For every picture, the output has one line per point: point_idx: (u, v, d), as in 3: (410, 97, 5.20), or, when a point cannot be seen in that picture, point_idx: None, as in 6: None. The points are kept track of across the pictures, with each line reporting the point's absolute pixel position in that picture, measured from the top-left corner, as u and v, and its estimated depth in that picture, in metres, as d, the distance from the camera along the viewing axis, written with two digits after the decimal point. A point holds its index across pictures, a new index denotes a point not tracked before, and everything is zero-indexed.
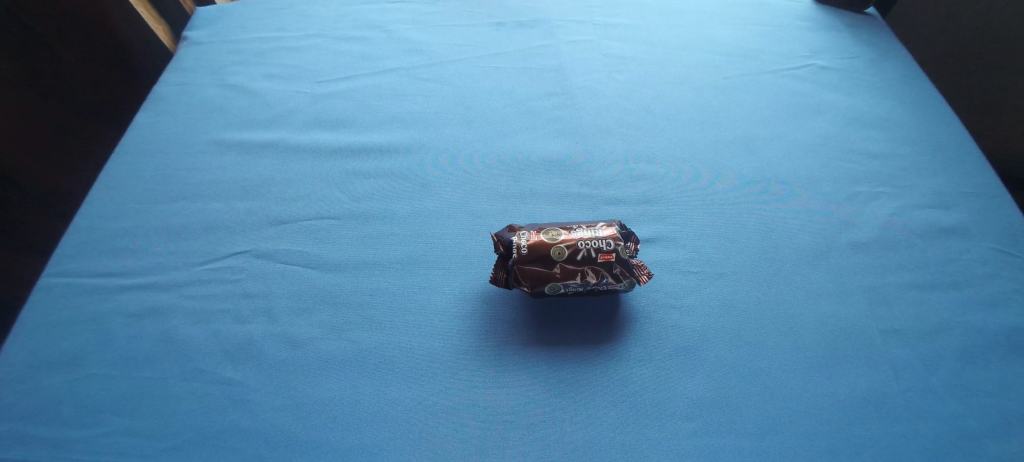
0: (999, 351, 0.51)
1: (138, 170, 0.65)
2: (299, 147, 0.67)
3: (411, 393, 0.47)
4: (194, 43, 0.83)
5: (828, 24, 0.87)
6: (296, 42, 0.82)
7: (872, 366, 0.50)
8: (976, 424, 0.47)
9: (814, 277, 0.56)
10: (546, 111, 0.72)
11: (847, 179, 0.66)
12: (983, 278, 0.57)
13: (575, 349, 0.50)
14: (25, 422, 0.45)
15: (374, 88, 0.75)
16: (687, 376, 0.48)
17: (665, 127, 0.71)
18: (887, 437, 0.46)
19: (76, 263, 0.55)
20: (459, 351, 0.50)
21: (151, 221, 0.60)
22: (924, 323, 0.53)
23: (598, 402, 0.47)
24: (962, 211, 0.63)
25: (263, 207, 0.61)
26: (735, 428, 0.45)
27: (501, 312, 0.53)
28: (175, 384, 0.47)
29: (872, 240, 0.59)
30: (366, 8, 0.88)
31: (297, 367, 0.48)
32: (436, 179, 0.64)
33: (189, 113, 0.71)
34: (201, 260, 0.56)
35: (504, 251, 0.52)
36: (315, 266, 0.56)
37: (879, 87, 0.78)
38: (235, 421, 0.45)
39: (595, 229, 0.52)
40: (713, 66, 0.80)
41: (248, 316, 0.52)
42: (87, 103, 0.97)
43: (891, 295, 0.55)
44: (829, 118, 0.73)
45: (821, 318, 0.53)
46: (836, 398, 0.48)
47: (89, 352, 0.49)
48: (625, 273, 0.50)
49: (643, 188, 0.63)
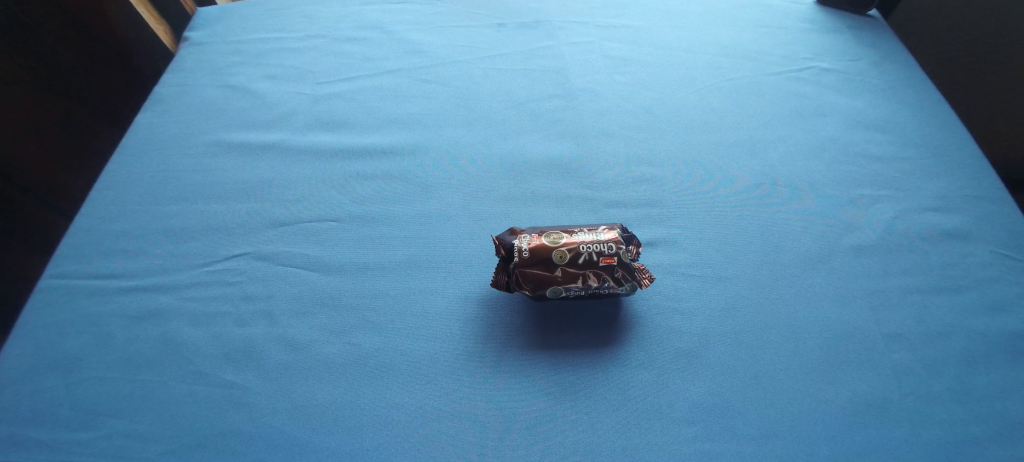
0: (1004, 355, 0.51)
1: (138, 172, 0.64)
2: (300, 148, 0.67)
3: (412, 397, 0.47)
4: (194, 43, 0.83)
5: (831, 27, 0.87)
6: (296, 43, 0.82)
7: (874, 371, 0.50)
8: (978, 428, 0.47)
9: (817, 281, 0.56)
10: (547, 113, 0.72)
11: (850, 181, 0.65)
12: (986, 282, 0.57)
13: (574, 352, 0.50)
14: (25, 425, 0.45)
15: (375, 89, 0.75)
16: (688, 380, 0.48)
17: (667, 129, 0.71)
18: (890, 442, 0.46)
19: (75, 265, 0.55)
20: (459, 355, 0.50)
21: (152, 222, 0.60)
22: (928, 327, 0.53)
23: (599, 406, 0.47)
24: (964, 215, 0.62)
25: (263, 208, 0.61)
26: (737, 432, 0.45)
27: (502, 316, 0.52)
28: (175, 386, 0.47)
29: (874, 244, 0.59)
30: (367, 9, 0.88)
31: (298, 370, 0.48)
32: (436, 180, 0.64)
33: (189, 114, 0.71)
34: (201, 262, 0.56)
35: (504, 254, 0.52)
36: (316, 268, 0.56)
37: (882, 90, 0.78)
38: (234, 424, 0.45)
39: (596, 232, 0.52)
40: (715, 67, 0.80)
41: (249, 319, 0.52)
42: (88, 104, 0.96)
43: (893, 300, 0.55)
44: (832, 121, 0.73)
45: (823, 322, 0.53)
46: (838, 403, 0.47)
47: (90, 354, 0.49)
48: (625, 277, 0.50)
49: (645, 190, 0.63)
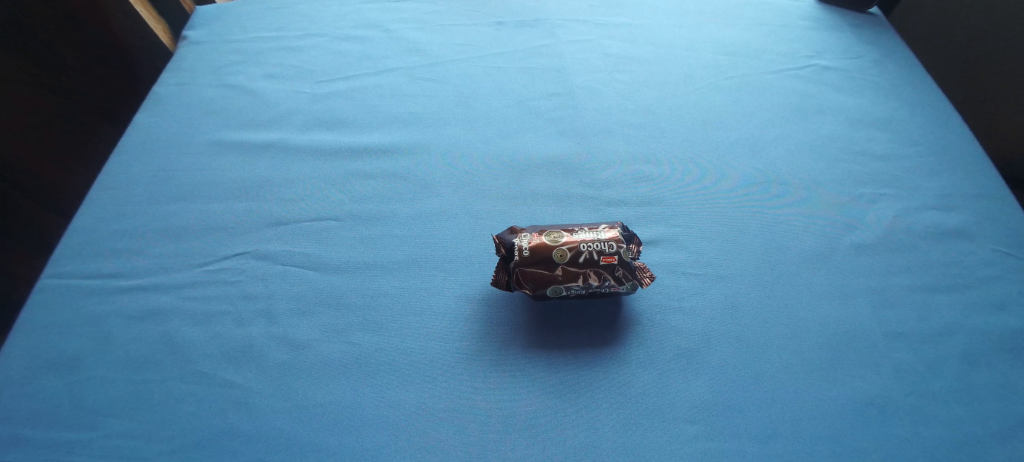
0: (1005, 354, 0.51)
1: (138, 171, 0.64)
2: (299, 147, 0.67)
3: (411, 396, 0.47)
4: (193, 42, 0.83)
5: (832, 24, 0.87)
6: (295, 42, 0.82)
7: (876, 369, 0.49)
8: (979, 428, 0.47)
9: (818, 280, 0.55)
10: (547, 112, 0.72)
11: (851, 180, 0.65)
12: (988, 281, 0.56)
13: (575, 352, 0.50)
14: (25, 424, 0.45)
15: (375, 88, 0.75)
16: (690, 379, 0.48)
17: (668, 127, 0.70)
18: (891, 441, 0.45)
19: (74, 264, 0.55)
20: (459, 354, 0.50)
21: (151, 222, 0.59)
22: (928, 326, 0.53)
23: (599, 405, 0.46)
24: (966, 213, 0.62)
25: (263, 208, 0.61)
26: (739, 432, 0.45)
27: (502, 316, 0.52)
28: (175, 386, 0.47)
29: (876, 242, 0.59)
30: (367, 7, 0.88)
31: (297, 370, 0.48)
32: (437, 179, 0.64)
33: (188, 113, 0.71)
34: (201, 261, 0.56)
35: (504, 253, 0.51)
36: (315, 268, 0.55)
37: (883, 88, 0.78)
38: (234, 424, 0.45)
39: (597, 231, 0.52)
40: (715, 66, 0.80)
41: (248, 318, 0.52)
42: (88, 103, 0.96)
43: (895, 298, 0.54)
44: (833, 120, 0.72)
45: (824, 320, 0.52)
46: (839, 402, 0.47)
47: (90, 354, 0.49)
48: (627, 276, 0.50)
49: (646, 189, 0.63)
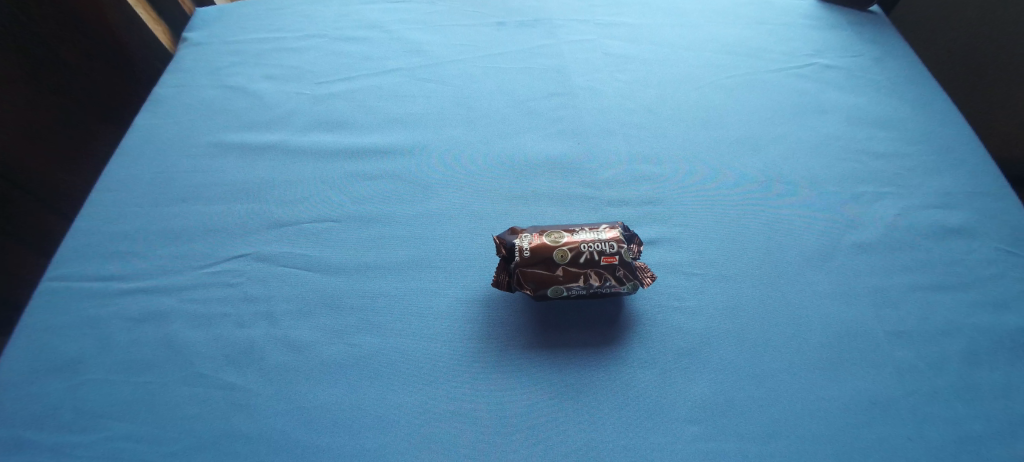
0: (1007, 353, 0.51)
1: (138, 173, 0.64)
2: (299, 148, 0.67)
3: (410, 397, 0.47)
4: (192, 44, 0.83)
5: (833, 23, 0.87)
6: (295, 43, 0.82)
7: (878, 369, 0.49)
8: (980, 427, 0.46)
9: (820, 279, 0.55)
10: (548, 112, 0.72)
11: (852, 179, 0.65)
12: (990, 280, 0.56)
13: (575, 352, 0.50)
14: (26, 427, 0.45)
15: (375, 89, 0.75)
16: (691, 379, 0.48)
17: (668, 127, 0.70)
18: (893, 441, 0.45)
19: (74, 267, 0.55)
20: (459, 354, 0.50)
21: (152, 224, 0.59)
22: (930, 325, 0.52)
23: (600, 405, 0.46)
24: (968, 212, 0.62)
25: (263, 209, 0.61)
26: (740, 432, 0.45)
27: (502, 316, 0.52)
28: (175, 388, 0.47)
29: (877, 241, 0.59)
30: (367, 8, 0.88)
31: (298, 372, 0.48)
32: (437, 179, 0.64)
33: (188, 115, 0.71)
34: (201, 263, 0.56)
35: (505, 254, 0.51)
36: (317, 269, 0.55)
37: (884, 86, 0.77)
38: (234, 425, 0.45)
39: (598, 231, 0.51)
40: (716, 65, 0.79)
41: (249, 320, 0.52)
42: (88, 104, 0.97)
43: (897, 297, 0.54)
44: (834, 119, 0.72)
45: (826, 320, 0.52)
46: (841, 401, 0.47)
47: (90, 356, 0.49)
48: (627, 276, 0.50)
49: (647, 188, 0.63)
